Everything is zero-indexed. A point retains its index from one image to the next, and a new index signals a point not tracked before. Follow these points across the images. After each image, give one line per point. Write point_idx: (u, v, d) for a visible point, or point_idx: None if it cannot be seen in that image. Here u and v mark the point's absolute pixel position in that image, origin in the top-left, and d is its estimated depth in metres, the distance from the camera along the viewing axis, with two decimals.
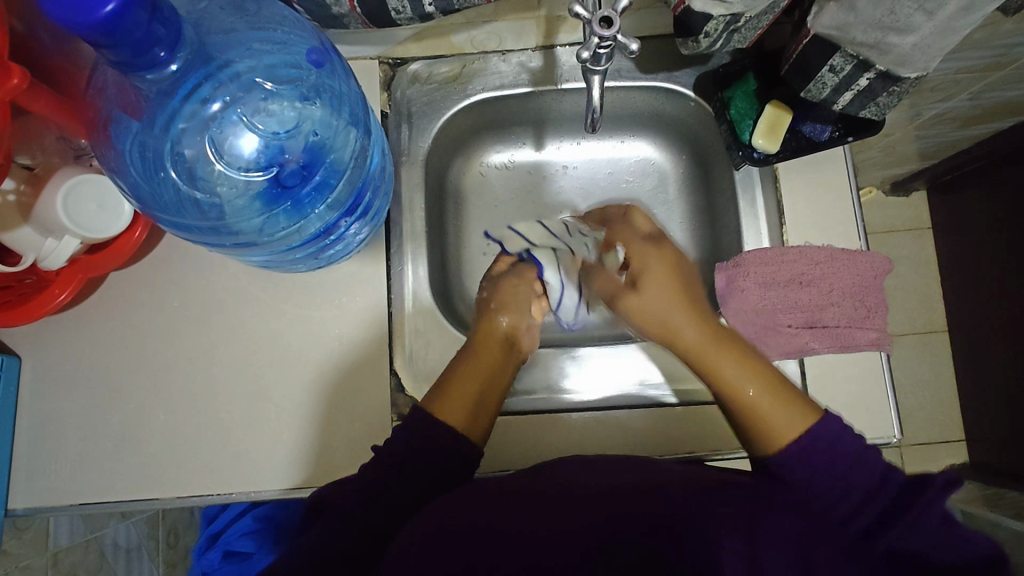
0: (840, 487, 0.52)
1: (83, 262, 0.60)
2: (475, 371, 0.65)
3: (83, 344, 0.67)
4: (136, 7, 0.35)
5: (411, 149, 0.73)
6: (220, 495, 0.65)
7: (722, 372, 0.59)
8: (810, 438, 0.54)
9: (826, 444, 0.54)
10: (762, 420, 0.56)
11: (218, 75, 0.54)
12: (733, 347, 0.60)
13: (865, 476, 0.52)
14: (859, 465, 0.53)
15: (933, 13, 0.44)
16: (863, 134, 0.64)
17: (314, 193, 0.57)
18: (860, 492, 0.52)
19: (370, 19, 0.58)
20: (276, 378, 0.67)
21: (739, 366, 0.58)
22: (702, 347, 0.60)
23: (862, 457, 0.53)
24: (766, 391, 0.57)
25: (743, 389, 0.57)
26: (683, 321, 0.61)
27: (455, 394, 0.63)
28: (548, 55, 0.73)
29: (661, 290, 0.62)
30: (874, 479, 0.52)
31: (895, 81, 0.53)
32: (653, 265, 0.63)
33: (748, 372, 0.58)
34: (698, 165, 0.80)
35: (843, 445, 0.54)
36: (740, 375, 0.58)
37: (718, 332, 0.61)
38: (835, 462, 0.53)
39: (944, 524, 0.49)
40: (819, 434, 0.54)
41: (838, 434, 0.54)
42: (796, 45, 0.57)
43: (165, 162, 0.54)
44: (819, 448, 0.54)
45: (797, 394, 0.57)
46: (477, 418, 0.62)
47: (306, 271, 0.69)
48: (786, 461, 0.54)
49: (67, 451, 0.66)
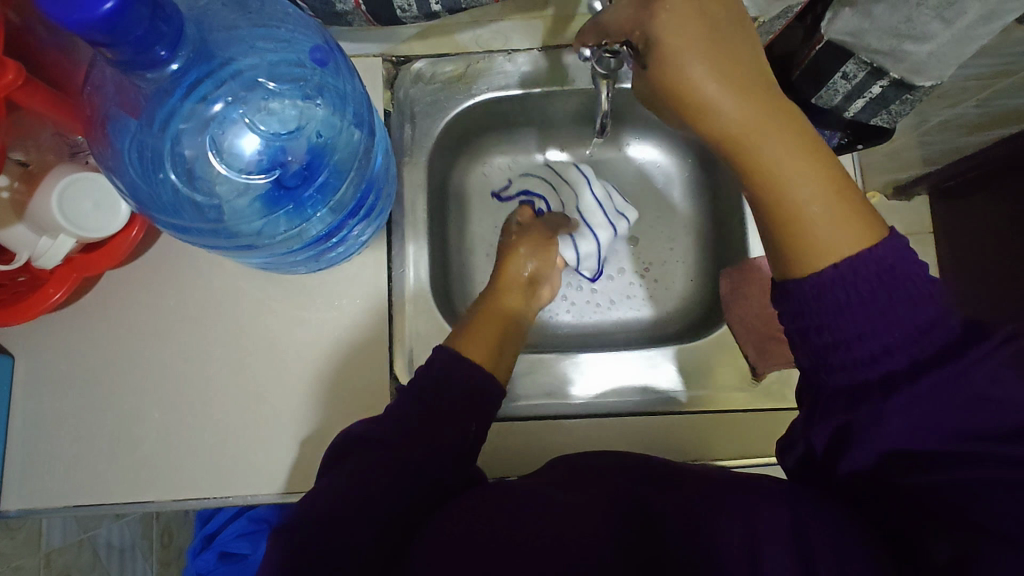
0: (878, 335, 0.41)
1: (79, 261, 0.59)
2: (500, 316, 0.69)
3: (78, 343, 0.66)
4: (136, 4, 0.34)
5: (413, 149, 0.72)
6: (216, 498, 0.64)
7: (765, 163, 0.43)
8: (849, 263, 0.42)
9: (878, 269, 0.41)
10: (806, 245, 0.43)
11: (220, 73, 0.52)
12: (777, 123, 0.43)
13: (914, 314, 0.41)
14: (906, 304, 0.41)
15: (950, 22, 0.43)
16: (872, 141, 0.63)
17: (316, 195, 0.57)
18: (905, 331, 0.40)
19: (375, 18, 0.57)
20: (274, 380, 0.66)
21: (790, 151, 0.43)
22: (750, 133, 0.43)
23: (913, 296, 0.41)
24: (820, 192, 0.43)
25: (793, 171, 0.43)
26: (732, 101, 0.44)
27: (483, 335, 0.67)
28: (555, 55, 0.72)
29: (673, 40, 0.43)
30: (927, 319, 0.40)
31: (908, 89, 0.53)
32: (665, 44, 0.44)
33: (792, 144, 0.43)
34: (703, 168, 0.79)
35: (897, 278, 0.41)
36: (789, 160, 0.43)
37: (759, 94, 0.44)
38: (883, 297, 0.41)
39: (986, 388, 0.39)
40: (875, 254, 0.42)
41: (892, 264, 0.41)
42: (808, 50, 0.56)
43: (164, 163, 0.52)
44: (868, 273, 0.41)
45: (834, 183, 0.43)
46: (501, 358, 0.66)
47: (304, 272, 0.67)
48: (813, 295, 0.43)
49: (60, 452, 0.64)
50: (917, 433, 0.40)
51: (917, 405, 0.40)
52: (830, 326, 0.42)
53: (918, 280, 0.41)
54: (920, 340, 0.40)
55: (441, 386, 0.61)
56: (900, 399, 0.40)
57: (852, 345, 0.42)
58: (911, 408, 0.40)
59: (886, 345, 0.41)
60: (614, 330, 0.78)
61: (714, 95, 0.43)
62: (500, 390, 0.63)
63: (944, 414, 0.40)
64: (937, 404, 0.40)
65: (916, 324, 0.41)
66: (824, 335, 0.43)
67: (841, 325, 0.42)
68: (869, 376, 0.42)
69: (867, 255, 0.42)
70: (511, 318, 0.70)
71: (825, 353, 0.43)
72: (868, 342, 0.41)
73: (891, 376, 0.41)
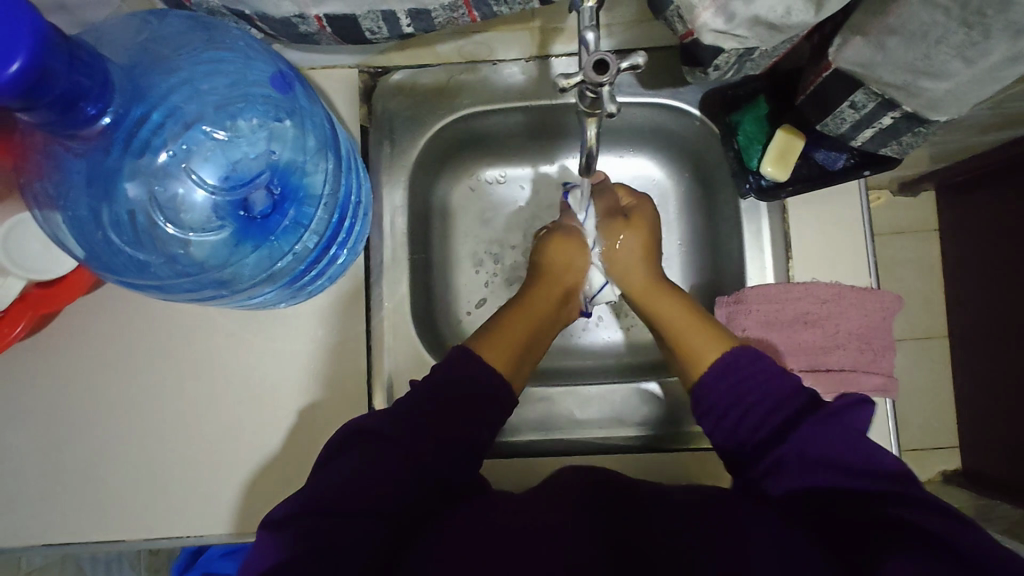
0: (755, 409, 0.54)
1: (35, 296, 0.56)
2: (527, 320, 0.67)
3: (41, 379, 0.63)
4: (50, 60, 0.32)
5: (393, 167, 0.68)
6: (192, 537, 0.62)
7: (657, 308, 0.66)
8: (727, 362, 0.57)
9: (745, 361, 0.57)
10: (690, 358, 0.61)
11: (160, 118, 0.48)
12: (669, 292, 0.66)
13: (774, 390, 0.54)
14: (770, 380, 0.55)
15: (973, 61, 0.39)
16: (880, 167, 0.59)
17: (283, 237, 0.53)
18: (771, 400, 0.54)
19: (343, 38, 0.52)
20: (246, 416, 0.63)
21: (674, 302, 0.65)
22: (646, 285, 0.67)
23: (774, 373, 0.55)
24: (685, 314, 0.64)
25: (671, 316, 0.64)
26: (630, 263, 0.68)
27: (506, 336, 0.64)
28: (542, 66, 0.67)
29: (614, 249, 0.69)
30: (782, 393, 0.54)
31: (921, 122, 0.48)
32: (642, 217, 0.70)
33: (685, 306, 0.64)
34: (699, 184, 0.74)
35: (755, 363, 0.56)
36: (668, 307, 0.65)
37: (662, 279, 0.67)
38: (746, 380, 0.55)
39: (847, 428, 0.49)
40: (737, 355, 0.57)
41: (755, 356, 0.57)
42: (813, 76, 0.52)
43: (107, 222, 0.48)
44: (738, 365, 0.57)
45: (716, 324, 0.62)
46: (522, 365, 0.64)
47: (284, 308, 0.63)
48: (713, 382, 0.57)
49: (28, 490, 0.62)
50: (806, 470, 0.49)
51: (806, 445, 0.49)
52: (720, 405, 0.56)
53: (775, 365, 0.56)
54: (786, 405, 0.53)
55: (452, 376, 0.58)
56: (783, 447, 0.50)
57: (745, 416, 0.54)
58: (794, 450, 0.50)
59: (762, 412, 0.54)
60: (605, 354, 0.76)
61: (620, 251, 0.69)
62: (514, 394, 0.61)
63: (825, 451, 0.48)
64: (819, 446, 0.49)
65: (782, 392, 0.54)
66: (719, 410, 0.56)
67: (730, 399, 0.56)
68: (754, 437, 0.54)
69: (729, 360, 0.58)
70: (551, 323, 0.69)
71: (724, 421, 0.56)
72: (748, 417, 0.54)
73: (772, 432, 0.52)
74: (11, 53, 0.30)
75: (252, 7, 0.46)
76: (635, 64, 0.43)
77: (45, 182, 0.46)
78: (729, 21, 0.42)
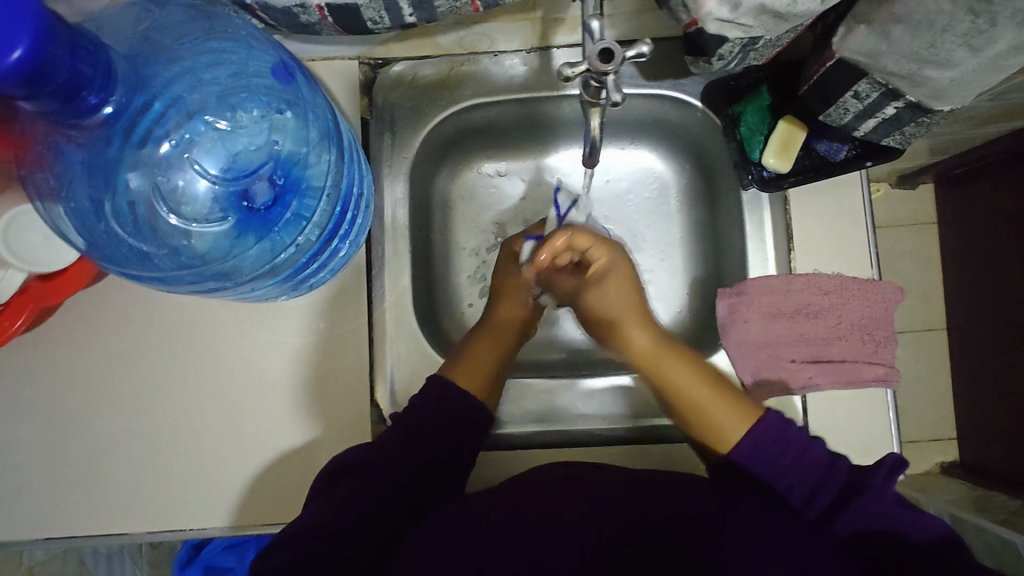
0: (796, 485, 0.54)
1: (36, 289, 0.56)
2: (494, 342, 0.67)
3: (43, 373, 0.63)
4: (53, 48, 0.32)
5: (394, 159, 0.67)
6: (195, 529, 0.62)
7: (672, 377, 0.61)
8: (756, 436, 0.56)
9: (770, 441, 0.55)
10: (715, 429, 0.58)
11: (161, 109, 0.48)
12: (681, 359, 0.62)
13: (813, 467, 0.54)
14: (805, 456, 0.54)
15: (979, 49, 0.39)
16: (882, 158, 0.59)
17: (285, 230, 0.52)
18: (815, 477, 0.54)
19: (345, 28, 0.52)
20: (249, 409, 0.63)
21: (687, 372, 0.61)
22: (653, 353, 0.62)
23: (814, 448, 0.55)
24: (702, 385, 0.60)
25: (687, 392, 0.60)
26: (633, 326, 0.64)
27: (472, 361, 0.65)
28: (544, 57, 0.66)
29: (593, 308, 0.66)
30: (823, 468, 0.54)
31: (925, 112, 0.48)
32: (612, 271, 0.65)
33: (696, 377, 0.60)
34: (701, 176, 0.74)
35: (789, 438, 0.55)
36: (687, 379, 0.60)
37: (666, 340, 0.63)
38: (783, 459, 0.55)
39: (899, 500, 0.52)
40: (763, 431, 0.56)
41: (784, 428, 0.56)
42: (817, 66, 0.52)
43: (108, 213, 0.48)
44: (768, 439, 0.56)
45: (736, 396, 0.59)
46: (493, 386, 0.65)
47: (285, 300, 0.63)
48: (748, 460, 0.56)
49: (31, 484, 0.62)
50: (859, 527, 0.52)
51: (861, 510, 0.52)
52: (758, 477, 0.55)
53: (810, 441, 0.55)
54: (832, 478, 0.54)
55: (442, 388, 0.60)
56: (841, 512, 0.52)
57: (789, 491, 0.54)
58: (855, 522, 0.52)
59: (810, 487, 0.54)
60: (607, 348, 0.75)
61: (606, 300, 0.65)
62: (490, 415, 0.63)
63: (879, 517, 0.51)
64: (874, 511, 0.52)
65: (821, 464, 0.54)
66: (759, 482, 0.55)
67: (771, 473, 0.55)
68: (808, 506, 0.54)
69: (754, 439, 0.56)
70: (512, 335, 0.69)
71: (770, 488, 0.55)
72: (793, 489, 0.54)
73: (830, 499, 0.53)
74: (14, 40, 0.30)
75: None
76: (641, 53, 0.43)
77: (47, 174, 0.46)
78: (734, 10, 0.41)
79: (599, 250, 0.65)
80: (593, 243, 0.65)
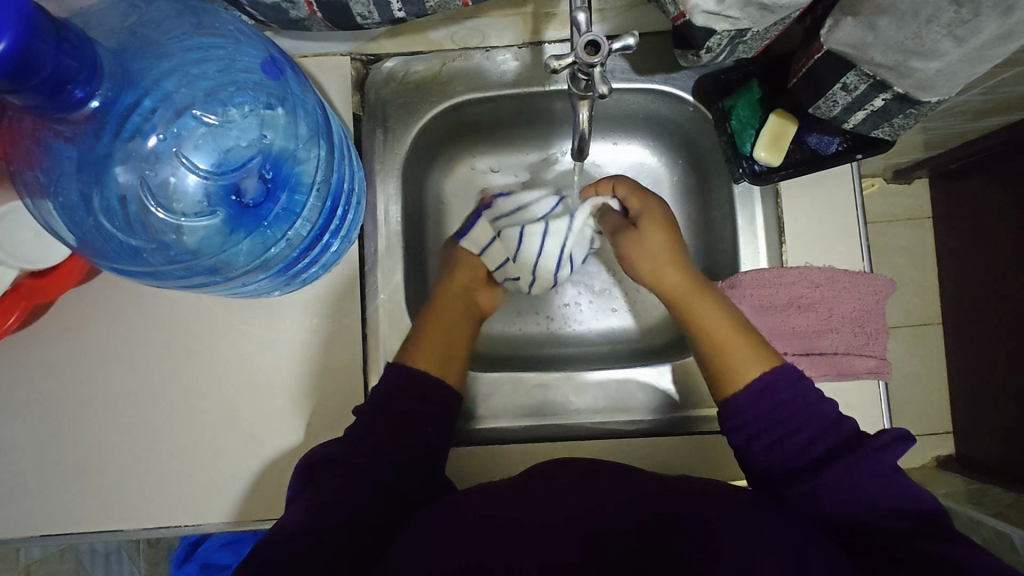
0: (794, 436, 0.53)
1: (27, 286, 0.56)
2: (441, 323, 0.67)
3: (37, 370, 0.63)
4: (37, 41, 0.32)
5: (386, 155, 0.68)
6: (190, 526, 0.62)
7: (699, 313, 0.62)
8: (774, 377, 0.56)
9: (787, 383, 0.56)
10: (732, 371, 0.58)
11: (150, 105, 0.48)
12: (711, 296, 0.62)
13: (816, 420, 0.54)
14: (813, 410, 0.54)
15: (964, 40, 0.39)
16: (872, 150, 0.59)
17: (274, 225, 0.53)
18: (813, 429, 0.53)
19: (334, 23, 0.52)
20: (243, 405, 0.63)
21: (716, 308, 0.62)
22: (684, 291, 0.63)
23: (819, 402, 0.55)
24: (728, 323, 0.60)
25: (713, 328, 0.61)
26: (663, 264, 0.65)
27: (428, 341, 0.65)
28: (536, 53, 0.67)
29: (631, 251, 0.67)
30: (827, 422, 0.54)
31: (913, 103, 0.48)
32: (653, 213, 0.67)
33: (725, 314, 0.61)
34: (693, 170, 0.74)
35: (801, 387, 0.56)
36: (715, 314, 0.61)
37: (700, 279, 0.64)
38: (789, 408, 0.55)
39: (891, 470, 0.50)
40: (776, 377, 0.56)
41: (795, 382, 0.56)
42: (805, 59, 0.53)
43: (96, 208, 0.48)
44: (779, 388, 0.56)
45: (760, 341, 0.60)
46: (447, 363, 0.65)
47: (278, 296, 0.63)
48: (754, 400, 0.56)
49: (26, 482, 0.62)
50: (846, 504, 0.49)
51: (850, 478, 0.50)
52: (755, 425, 0.55)
53: (817, 394, 0.56)
54: (826, 436, 0.53)
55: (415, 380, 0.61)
56: (825, 477, 0.50)
57: (787, 442, 0.53)
58: (833, 484, 0.50)
59: (807, 438, 0.53)
60: (600, 342, 0.76)
61: (645, 240, 0.66)
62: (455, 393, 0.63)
63: (869, 488, 0.49)
64: (863, 480, 0.49)
65: (826, 422, 0.54)
66: (753, 433, 0.55)
67: (768, 423, 0.55)
68: (790, 463, 0.53)
69: (772, 380, 0.56)
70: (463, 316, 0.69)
71: (770, 443, 0.54)
72: (787, 442, 0.53)
73: (812, 461, 0.52)
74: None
75: None
76: (627, 45, 0.43)
77: (35, 171, 0.46)
78: (720, 3, 0.42)
79: (639, 199, 0.69)
80: (636, 193, 0.69)
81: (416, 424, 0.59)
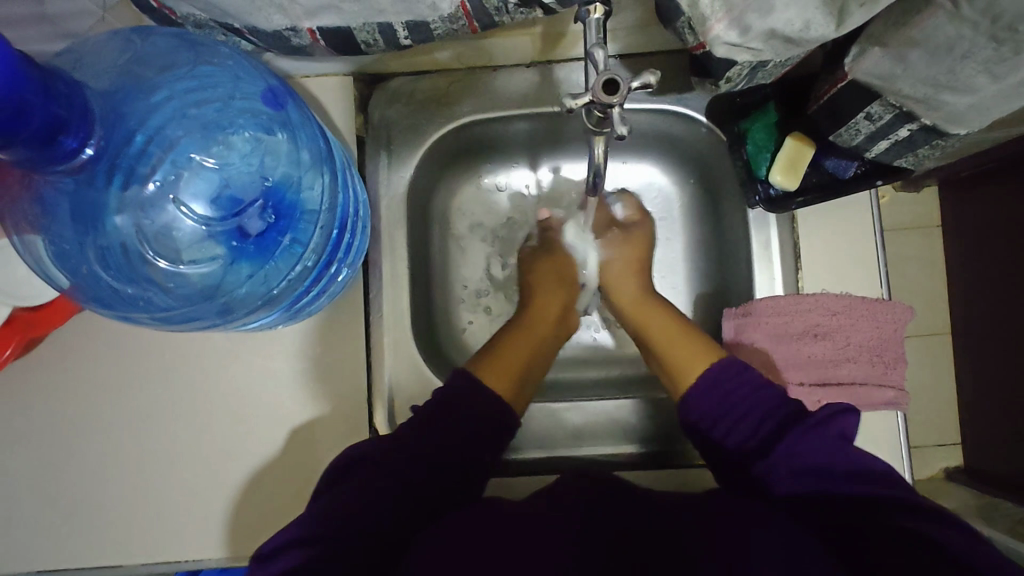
0: (745, 419, 0.55)
1: (25, 318, 0.55)
2: (528, 337, 0.67)
3: (34, 402, 0.61)
4: (25, 93, 0.31)
5: (391, 179, 0.66)
6: (191, 561, 0.61)
7: (649, 323, 0.67)
8: (714, 372, 0.58)
9: (730, 372, 0.58)
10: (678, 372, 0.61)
11: (147, 149, 0.47)
12: (659, 308, 0.67)
13: (763, 401, 0.54)
14: (760, 391, 0.55)
15: (1000, 76, 0.38)
16: (892, 177, 0.57)
17: (278, 259, 0.50)
18: (759, 416, 0.54)
19: (338, 50, 0.50)
20: (246, 437, 0.61)
21: (667, 320, 0.66)
22: (636, 305, 0.68)
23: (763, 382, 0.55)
24: (673, 325, 0.65)
25: (661, 333, 0.65)
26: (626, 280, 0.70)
27: (507, 362, 0.64)
28: (546, 72, 0.65)
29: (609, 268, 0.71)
30: (771, 405, 0.54)
31: (940, 135, 0.46)
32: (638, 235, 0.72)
33: (675, 323, 0.65)
34: (705, 191, 0.72)
35: (746, 373, 0.57)
36: (662, 321, 0.66)
37: (652, 296, 0.69)
38: (736, 394, 0.56)
39: (839, 441, 0.49)
40: (719, 367, 0.58)
41: (738, 369, 0.57)
42: (828, 86, 0.51)
43: (94, 256, 0.46)
44: (726, 377, 0.58)
45: (698, 336, 0.63)
46: (523, 386, 0.64)
47: (282, 329, 0.61)
48: (704, 393, 0.58)
49: (24, 516, 0.61)
50: (805, 479, 0.49)
51: (797, 454, 0.50)
52: (712, 414, 0.57)
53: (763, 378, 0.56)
54: (773, 415, 0.53)
55: (470, 397, 0.59)
56: (777, 455, 0.51)
57: (737, 427, 0.55)
58: (787, 455, 0.50)
59: (754, 423, 0.54)
60: (609, 365, 0.74)
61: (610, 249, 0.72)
62: (516, 421, 0.61)
63: (815, 460, 0.49)
64: (809, 454, 0.49)
65: (770, 403, 0.54)
66: (710, 423, 0.57)
67: (723, 410, 0.56)
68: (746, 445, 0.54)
69: (715, 373, 0.58)
70: (553, 334, 0.70)
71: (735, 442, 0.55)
72: (740, 426, 0.55)
73: (762, 443, 0.53)
74: None
75: (244, 21, 0.45)
76: (647, 83, 0.41)
77: (30, 219, 0.45)
78: (743, 35, 0.40)
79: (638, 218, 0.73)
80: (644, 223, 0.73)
81: (462, 434, 0.57)
